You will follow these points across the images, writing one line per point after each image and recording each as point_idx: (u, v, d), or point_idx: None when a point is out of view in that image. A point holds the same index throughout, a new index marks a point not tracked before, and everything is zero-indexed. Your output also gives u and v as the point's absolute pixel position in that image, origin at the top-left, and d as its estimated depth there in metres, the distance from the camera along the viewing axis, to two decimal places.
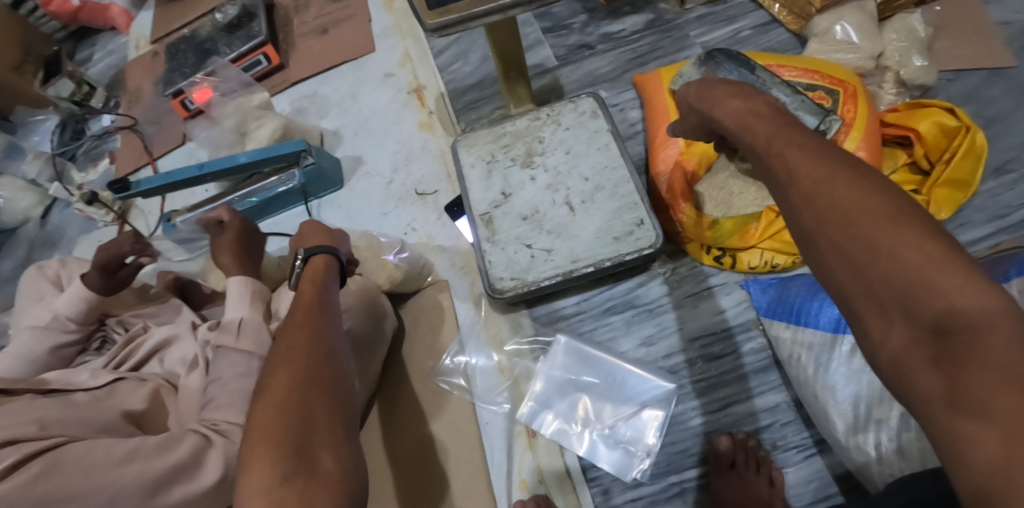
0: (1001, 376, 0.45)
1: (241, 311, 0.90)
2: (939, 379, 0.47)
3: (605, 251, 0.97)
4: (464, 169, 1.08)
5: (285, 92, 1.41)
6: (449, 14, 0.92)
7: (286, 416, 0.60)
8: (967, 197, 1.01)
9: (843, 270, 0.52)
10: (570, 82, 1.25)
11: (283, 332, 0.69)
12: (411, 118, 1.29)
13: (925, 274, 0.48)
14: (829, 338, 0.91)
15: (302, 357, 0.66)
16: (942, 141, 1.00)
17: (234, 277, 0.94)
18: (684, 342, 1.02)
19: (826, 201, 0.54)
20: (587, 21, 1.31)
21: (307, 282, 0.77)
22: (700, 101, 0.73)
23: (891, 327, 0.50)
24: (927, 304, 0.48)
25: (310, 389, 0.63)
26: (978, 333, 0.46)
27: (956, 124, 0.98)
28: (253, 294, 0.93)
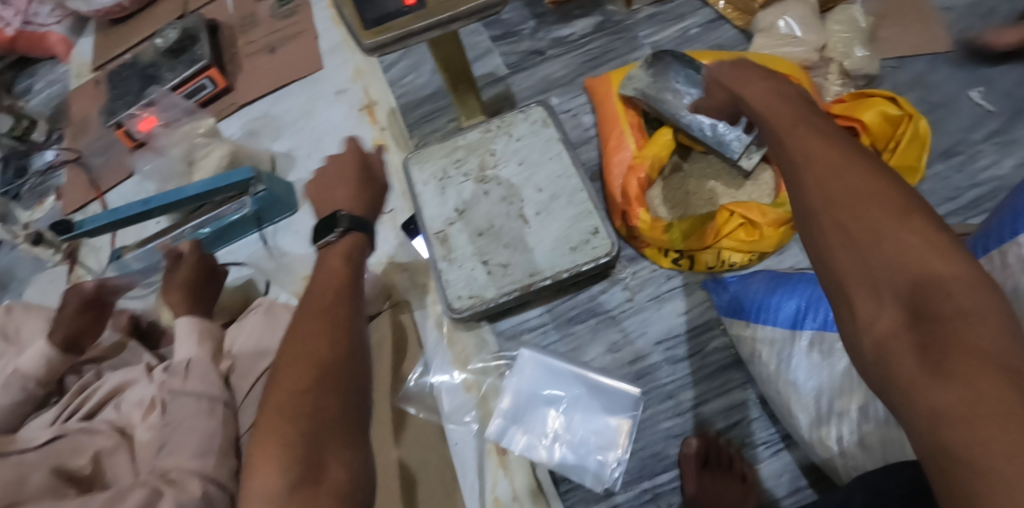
0: (978, 358, 0.48)
1: (187, 351, 0.90)
2: (919, 359, 0.51)
3: (563, 262, 0.97)
4: (416, 186, 1.07)
5: (234, 116, 1.36)
6: (387, 32, 0.90)
7: (294, 421, 0.62)
8: (916, 182, 1.02)
9: (845, 251, 0.57)
10: (522, 89, 1.24)
11: (309, 315, 0.71)
12: (364, 135, 1.26)
13: (924, 259, 0.53)
14: (788, 334, 0.91)
15: (321, 359, 0.67)
16: (886, 130, 1.01)
17: (180, 318, 0.93)
18: (649, 345, 1.02)
19: (840, 185, 0.59)
20: (537, 26, 1.30)
21: (333, 261, 0.77)
22: (731, 80, 0.81)
23: (883, 309, 0.54)
24: (911, 288, 0.53)
25: (323, 394, 0.64)
26: (960, 320, 0.50)
27: (899, 112, 0.99)
28: (201, 332, 0.92)
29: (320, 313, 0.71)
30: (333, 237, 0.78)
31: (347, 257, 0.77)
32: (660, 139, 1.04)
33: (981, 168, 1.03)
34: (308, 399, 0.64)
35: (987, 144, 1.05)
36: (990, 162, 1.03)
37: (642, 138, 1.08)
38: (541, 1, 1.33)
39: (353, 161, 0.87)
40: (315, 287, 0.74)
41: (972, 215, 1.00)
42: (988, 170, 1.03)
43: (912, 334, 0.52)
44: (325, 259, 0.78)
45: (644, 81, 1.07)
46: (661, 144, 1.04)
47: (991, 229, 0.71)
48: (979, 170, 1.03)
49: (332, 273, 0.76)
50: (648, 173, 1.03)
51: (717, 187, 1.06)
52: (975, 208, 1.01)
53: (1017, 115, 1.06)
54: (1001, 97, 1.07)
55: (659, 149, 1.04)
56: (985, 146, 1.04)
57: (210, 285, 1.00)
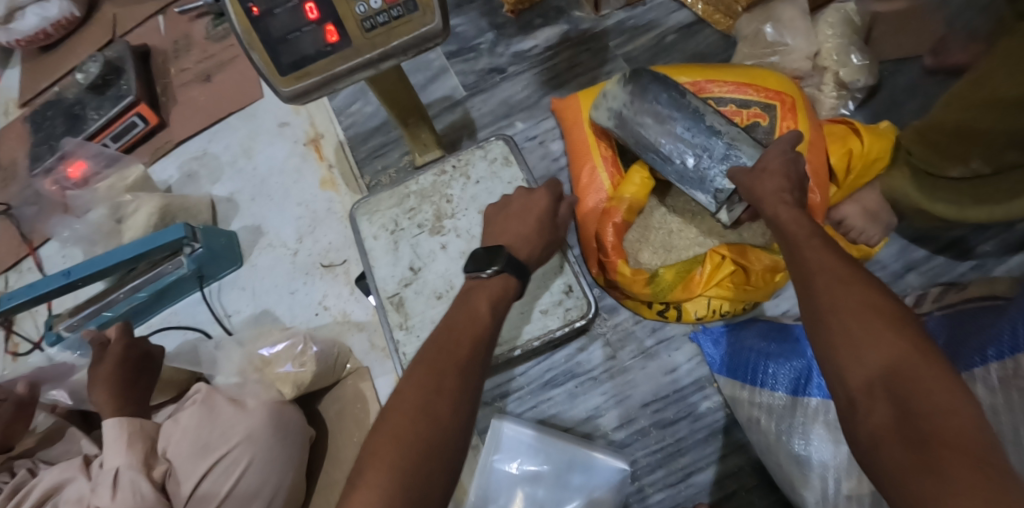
0: (963, 459, 0.43)
1: (115, 458, 0.81)
2: (908, 459, 0.45)
3: (532, 328, 0.87)
4: (365, 241, 0.95)
5: (170, 156, 1.23)
6: (309, 76, 0.77)
7: (405, 475, 0.54)
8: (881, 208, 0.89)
9: (842, 346, 0.53)
10: (482, 114, 1.11)
11: (448, 349, 0.63)
12: (311, 175, 1.14)
13: (909, 356, 0.49)
14: (790, 401, 0.80)
15: (453, 413, 0.59)
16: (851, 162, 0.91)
17: (107, 420, 0.82)
18: (632, 410, 0.92)
19: (843, 289, 0.55)
20: (496, 40, 1.16)
21: (480, 302, 0.69)
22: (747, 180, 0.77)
23: (873, 403, 0.49)
24: (876, 375, 0.50)
25: (439, 455, 0.56)
26: (943, 411, 0.45)
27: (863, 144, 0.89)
28: (132, 435, 0.82)
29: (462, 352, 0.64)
30: (487, 274, 0.72)
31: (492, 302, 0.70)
32: (638, 170, 0.92)
33: None
34: (421, 452, 0.56)
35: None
36: None
37: (617, 173, 0.96)
38: (499, 10, 1.19)
39: (542, 204, 0.80)
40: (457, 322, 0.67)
41: (978, 241, 0.90)
42: None
43: (902, 429, 0.46)
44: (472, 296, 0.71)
45: (621, 101, 0.91)
46: (638, 178, 0.92)
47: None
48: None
49: (473, 319, 0.67)
50: (626, 215, 0.91)
51: (704, 225, 0.94)
52: (983, 235, 0.90)
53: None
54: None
55: (638, 185, 0.92)
56: None
57: (136, 379, 0.88)
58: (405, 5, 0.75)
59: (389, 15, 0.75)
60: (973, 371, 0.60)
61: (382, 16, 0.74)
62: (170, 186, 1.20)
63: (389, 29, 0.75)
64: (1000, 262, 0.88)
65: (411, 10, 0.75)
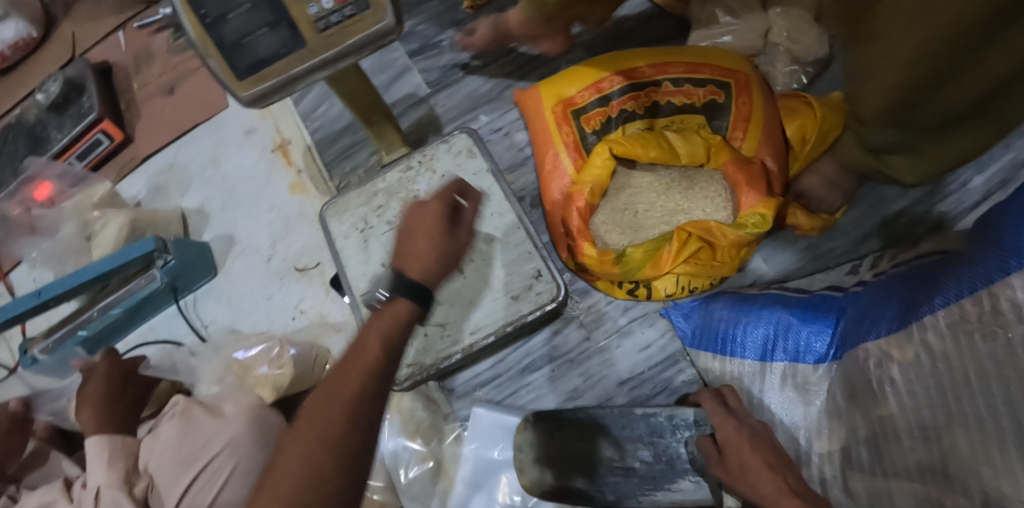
0: None
1: (96, 476, 0.81)
2: None
3: (505, 315, 0.89)
4: (336, 241, 0.96)
5: (137, 172, 1.21)
6: (266, 79, 0.77)
7: None
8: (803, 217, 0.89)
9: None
10: (446, 110, 1.12)
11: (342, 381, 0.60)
12: (280, 180, 1.14)
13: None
14: (758, 367, 0.82)
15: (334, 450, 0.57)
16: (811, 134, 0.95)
17: (90, 439, 0.84)
18: (609, 389, 0.93)
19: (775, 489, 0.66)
20: (456, 36, 1.17)
21: (370, 339, 0.62)
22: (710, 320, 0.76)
23: None
24: None
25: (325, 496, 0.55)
26: None
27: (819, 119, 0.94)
28: (113, 454, 0.83)
29: (339, 406, 0.58)
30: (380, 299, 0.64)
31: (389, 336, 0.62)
32: (601, 153, 0.93)
33: None
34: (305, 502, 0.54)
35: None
36: None
37: (580, 158, 0.97)
38: (458, 6, 1.19)
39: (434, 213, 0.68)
40: (338, 374, 0.60)
41: (936, 202, 0.92)
42: None
43: None
44: (364, 331, 0.64)
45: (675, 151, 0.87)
46: (600, 162, 0.93)
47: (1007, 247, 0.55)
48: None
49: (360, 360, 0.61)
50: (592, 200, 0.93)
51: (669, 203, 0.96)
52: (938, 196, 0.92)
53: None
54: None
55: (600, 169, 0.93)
56: None
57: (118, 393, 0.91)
58: (356, 4, 0.75)
59: (342, 14, 0.75)
60: (924, 320, 0.62)
61: (335, 16, 0.75)
62: (139, 201, 1.19)
63: (342, 29, 0.76)
64: (957, 221, 0.90)
65: (363, 8, 0.75)
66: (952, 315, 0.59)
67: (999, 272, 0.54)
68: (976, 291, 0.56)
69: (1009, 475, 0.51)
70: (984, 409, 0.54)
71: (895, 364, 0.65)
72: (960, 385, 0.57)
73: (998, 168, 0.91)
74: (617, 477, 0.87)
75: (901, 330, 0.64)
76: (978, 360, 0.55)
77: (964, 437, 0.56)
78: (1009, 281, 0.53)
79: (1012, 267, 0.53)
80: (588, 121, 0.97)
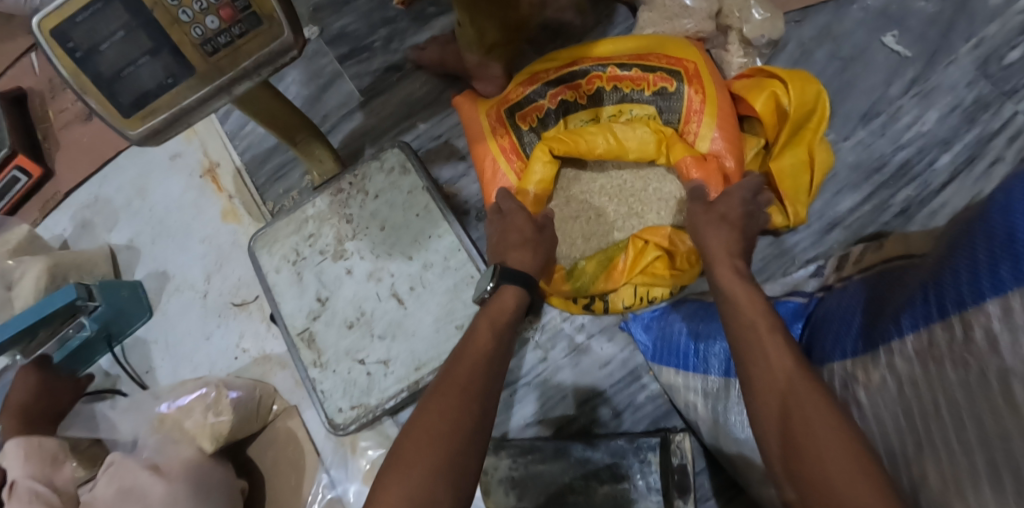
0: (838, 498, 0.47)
1: (12, 471, 0.82)
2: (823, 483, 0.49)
3: (448, 347, 0.83)
4: (268, 277, 0.89)
5: (60, 209, 1.12)
6: (157, 113, 0.69)
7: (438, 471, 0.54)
8: (802, 192, 0.84)
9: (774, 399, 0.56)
10: (383, 119, 1.04)
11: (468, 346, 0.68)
12: (210, 207, 1.07)
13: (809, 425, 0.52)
14: (721, 382, 0.75)
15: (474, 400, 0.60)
16: (781, 117, 0.85)
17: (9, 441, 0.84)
18: (571, 410, 0.89)
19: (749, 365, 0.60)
20: (388, 35, 1.07)
21: (481, 329, 0.71)
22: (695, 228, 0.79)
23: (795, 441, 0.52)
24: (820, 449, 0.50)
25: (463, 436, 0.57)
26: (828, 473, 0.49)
27: (789, 103, 0.83)
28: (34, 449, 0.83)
29: (463, 377, 0.63)
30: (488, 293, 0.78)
31: (494, 321, 0.72)
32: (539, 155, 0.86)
33: (905, 127, 0.91)
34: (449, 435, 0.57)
35: (906, 98, 0.92)
36: (913, 119, 0.91)
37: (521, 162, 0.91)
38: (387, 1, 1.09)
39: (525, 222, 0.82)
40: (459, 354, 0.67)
41: (900, 186, 0.89)
42: (912, 128, 0.91)
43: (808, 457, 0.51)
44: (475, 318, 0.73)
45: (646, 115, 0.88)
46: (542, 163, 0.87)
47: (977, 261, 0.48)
48: (903, 129, 0.91)
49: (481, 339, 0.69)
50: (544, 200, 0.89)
51: (620, 208, 0.90)
52: (903, 178, 0.89)
53: (936, 56, 0.92)
54: (915, 40, 0.93)
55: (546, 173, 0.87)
56: (906, 100, 0.92)
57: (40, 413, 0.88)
58: (246, 20, 0.66)
59: (231, 34, 0.67)
60: (891, 343, 0.56)
61: (223, 36, 0.67)
62: (65, 241, 1.11)
63: (234, 49, 0.68)
64: (924, 205, 0.88)
65: (255, 24, 0.67)
66: (921, 340, 0.52)
67: (973, 297, 0.47)
68: (946, 318, 0.50)
69: None
70: (955, 442, 0.48)
71: (861, 387, 0.59)
72: (930, 413, 0.50)
73: (963, 145, 0.89)
74: (578, 496, 0.82)
75: (867, 353, 0.59)
76: (948, 390, 0.49)
77: (934, 470, 0.49)
78: (983, 307, 0.46)
79: (987, 291, 0.46)
80: (526, 119, 0.91)
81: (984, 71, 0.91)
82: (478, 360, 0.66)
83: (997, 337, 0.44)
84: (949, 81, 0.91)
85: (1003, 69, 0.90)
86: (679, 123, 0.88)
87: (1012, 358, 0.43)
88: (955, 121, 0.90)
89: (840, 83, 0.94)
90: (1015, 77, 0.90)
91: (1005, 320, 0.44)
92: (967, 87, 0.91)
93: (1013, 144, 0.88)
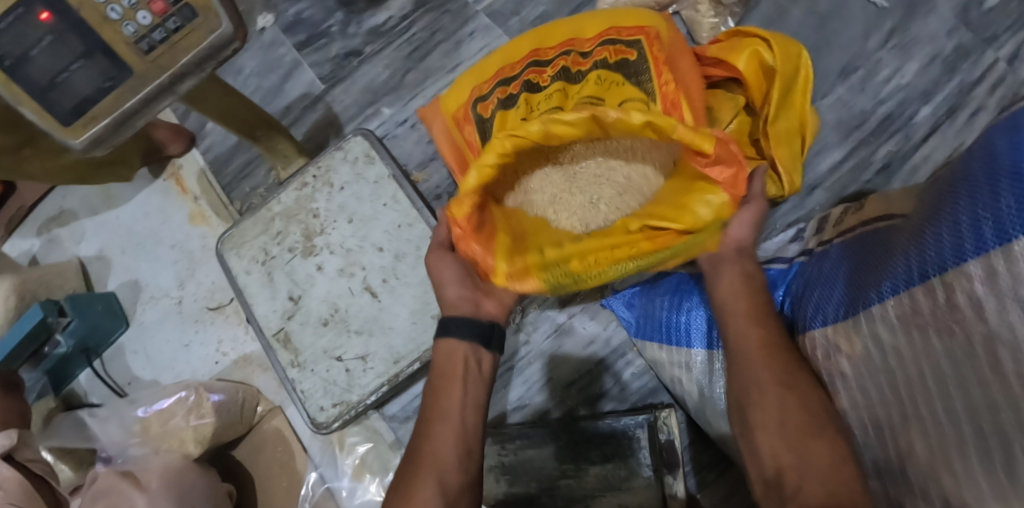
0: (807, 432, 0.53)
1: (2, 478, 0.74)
2: (793, 409, 0.54)
3: (426, 339, 0.81)
4: (239, 280, 0.87)
5: (27, 223, 1.08)
6: (100, 119, 0.64)
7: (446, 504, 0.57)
8: (791, 155, 0.78)
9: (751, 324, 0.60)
10: (346, 107, 1.01)
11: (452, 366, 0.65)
12: (176, 211, 1.04)
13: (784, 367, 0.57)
14: (705, 355, 0.73)
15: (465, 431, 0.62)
16: (769, 74, 0.78)
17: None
18: (557, 392, 0.88)
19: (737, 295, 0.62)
20: (346, 19, 1.04)
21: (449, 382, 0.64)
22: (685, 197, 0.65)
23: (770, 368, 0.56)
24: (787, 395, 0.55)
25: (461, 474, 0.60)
26: (797, 409, 0.54)
27: (773, 60, 0.76)
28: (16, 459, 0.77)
29: (441, 455, 0.60)
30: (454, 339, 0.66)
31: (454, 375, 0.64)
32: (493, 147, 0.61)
33: (885, 82, 0.88)
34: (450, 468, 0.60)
35: (884, 51, 0.89)
36: (893, 72, 0.88)
37: None
38: None
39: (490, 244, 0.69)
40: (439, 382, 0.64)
41: (881, 142, 0.87)
42: (893, 82, 0.88)
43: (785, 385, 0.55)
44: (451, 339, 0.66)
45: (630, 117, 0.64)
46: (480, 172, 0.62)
47: (963, 220, 0.46)
48: (882, 84, 0.88)
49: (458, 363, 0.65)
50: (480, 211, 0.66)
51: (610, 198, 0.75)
52: (885, 134, 0.87)
53: (912, 8, 0.89)
54: None
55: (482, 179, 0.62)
56: (885, 53, 0.89)
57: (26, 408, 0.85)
58: (180, 12, 0.61)
59: (166, 29, 0.62)
60: (873, 309, 0.54)
61: (158, 32, 0.62)
62: (34, 256, 1.07)
63: (172, 46, 0.63)
64: (906, 160, 0.85)
65: (190, 17, 0.62)
66: (903, 306, 0.50)
67: (954, 258, 0.46)
68: (929, 281, 0.48)
69: (972, 484, 0.45)
70: (942, 408, 0.47)
71: (844, 356, 0.57)
72: (916, 383, 0.49)
73: (944, 96, 0.86)
74: (569, 480, 0.81)
75: (849, 318, 0.57)
76: (934, 358, 0.48)
77: (921, 440, 0.49)
78: (964, 269, 0.45)
79: (969, 252, 0.45)
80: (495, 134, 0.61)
81: (962, 19, 0.88)
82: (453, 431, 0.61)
83: (981, 303, 0.44)
84: (928, 31, 0.88)
85: (982, 16, 0.87)
86: (651, 81, 0.76)
87: (997, 320, 0.43)
88: (935, 71, 0.87)
89: (817, 39, 0.91)
90: (995, 23, 0.87)
91: (989, 283, 0.43)
92: (947, 36, 0.88)
93: (996, 92, 0.85)
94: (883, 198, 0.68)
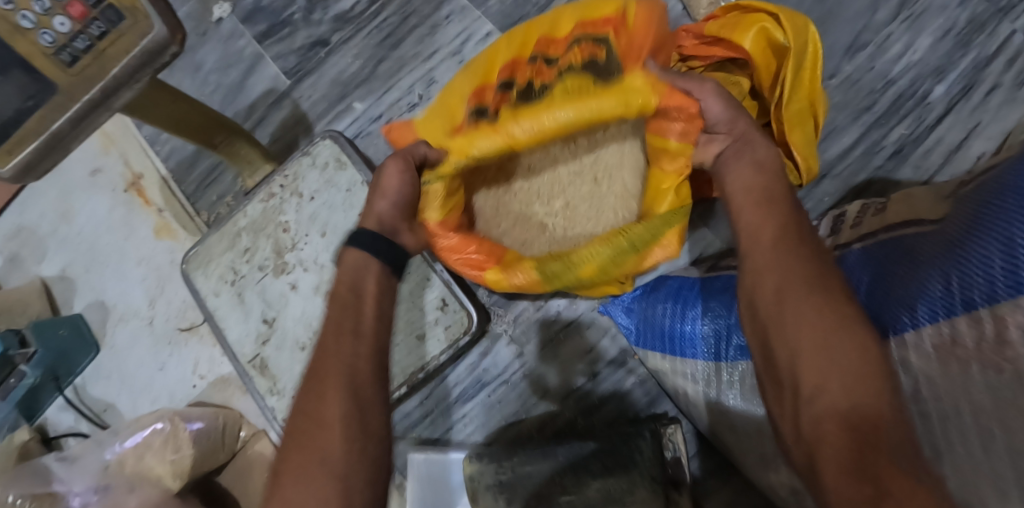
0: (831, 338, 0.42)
1: None
2: (810, 308, 0.44)
3: None
4: (207, 302, 0.81)
5: None
6: (25, 143, 0.55)
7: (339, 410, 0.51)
8: (807, 141, 0.72)
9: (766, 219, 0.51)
10: (314, 104, 0.93)
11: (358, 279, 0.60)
12: (139, 223, 0.97)
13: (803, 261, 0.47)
14: (712, 366, 0.68)
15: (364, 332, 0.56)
16: (779, 53, 0.71)
17: None
18: (555, 404, 0.83)
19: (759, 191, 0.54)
20: (308, 6, 0.95)
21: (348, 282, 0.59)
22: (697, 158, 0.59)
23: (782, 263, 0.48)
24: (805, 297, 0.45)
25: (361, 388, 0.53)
26: (819, 309, 0.43)
27: (786, 39, 0.69)
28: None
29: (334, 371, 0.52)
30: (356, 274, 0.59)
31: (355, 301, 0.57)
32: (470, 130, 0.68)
33: (896, 58, 0.80)
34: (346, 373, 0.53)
35: (895, 24, 0.81)
36: (905, 47, 0.80)
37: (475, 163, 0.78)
38: None
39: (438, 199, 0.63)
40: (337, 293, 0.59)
41: (893, 124, 0.79)
42: (905, 57, 0.80)
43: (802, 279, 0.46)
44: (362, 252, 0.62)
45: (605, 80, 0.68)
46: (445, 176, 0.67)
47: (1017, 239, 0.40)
48: (893, 61, 0.80)
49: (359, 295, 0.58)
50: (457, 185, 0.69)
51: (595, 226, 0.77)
52: (897, 115, 0.79)
53: None
54: None
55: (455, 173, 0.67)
56: (896, 25, 0.81)
57: None
58: (104, 15, 0.54)
59: (89, 35, 0.54)
60: (904, 335, 0.48)
61: (80, 40, 0.54)
62: None
63: (99, 54, 0.54)
64: (919, 144, 0.78)
65: (115, 20, 0.54)
66: (941, 334, 0.45)
67: (1006, 289, 0.40)
68: (973, 311, 0.42)
69: None
70: (982, 452, 0.41)
71: None
72: (954, 420, 0.43)
73: (958, 73, 0.79)
74: (570, 496, 0.74)
75: None
76: (976, 395, 0.41)
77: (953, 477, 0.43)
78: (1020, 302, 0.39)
79: None
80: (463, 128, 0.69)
81: None
82: (337, 387, 0.51)
83: None
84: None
85: None
86: None
87: None
88: (949, 45, 0.79)
89: (821, 12, 0.83)
90: None
91: None
92: (961, 5, 0.80)
93: (1014, 67, 0.78)
94: (908, 193, 0.62)
